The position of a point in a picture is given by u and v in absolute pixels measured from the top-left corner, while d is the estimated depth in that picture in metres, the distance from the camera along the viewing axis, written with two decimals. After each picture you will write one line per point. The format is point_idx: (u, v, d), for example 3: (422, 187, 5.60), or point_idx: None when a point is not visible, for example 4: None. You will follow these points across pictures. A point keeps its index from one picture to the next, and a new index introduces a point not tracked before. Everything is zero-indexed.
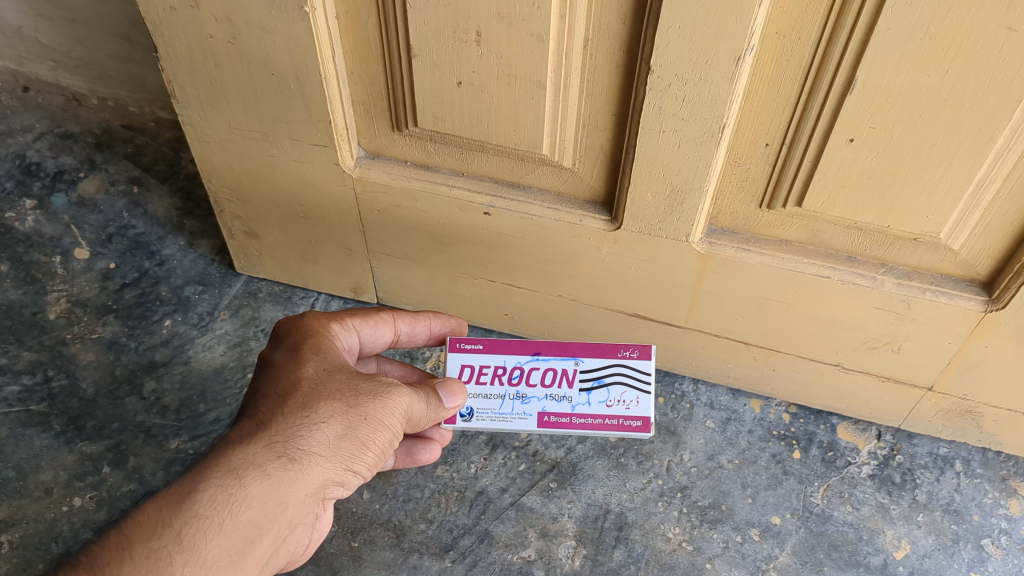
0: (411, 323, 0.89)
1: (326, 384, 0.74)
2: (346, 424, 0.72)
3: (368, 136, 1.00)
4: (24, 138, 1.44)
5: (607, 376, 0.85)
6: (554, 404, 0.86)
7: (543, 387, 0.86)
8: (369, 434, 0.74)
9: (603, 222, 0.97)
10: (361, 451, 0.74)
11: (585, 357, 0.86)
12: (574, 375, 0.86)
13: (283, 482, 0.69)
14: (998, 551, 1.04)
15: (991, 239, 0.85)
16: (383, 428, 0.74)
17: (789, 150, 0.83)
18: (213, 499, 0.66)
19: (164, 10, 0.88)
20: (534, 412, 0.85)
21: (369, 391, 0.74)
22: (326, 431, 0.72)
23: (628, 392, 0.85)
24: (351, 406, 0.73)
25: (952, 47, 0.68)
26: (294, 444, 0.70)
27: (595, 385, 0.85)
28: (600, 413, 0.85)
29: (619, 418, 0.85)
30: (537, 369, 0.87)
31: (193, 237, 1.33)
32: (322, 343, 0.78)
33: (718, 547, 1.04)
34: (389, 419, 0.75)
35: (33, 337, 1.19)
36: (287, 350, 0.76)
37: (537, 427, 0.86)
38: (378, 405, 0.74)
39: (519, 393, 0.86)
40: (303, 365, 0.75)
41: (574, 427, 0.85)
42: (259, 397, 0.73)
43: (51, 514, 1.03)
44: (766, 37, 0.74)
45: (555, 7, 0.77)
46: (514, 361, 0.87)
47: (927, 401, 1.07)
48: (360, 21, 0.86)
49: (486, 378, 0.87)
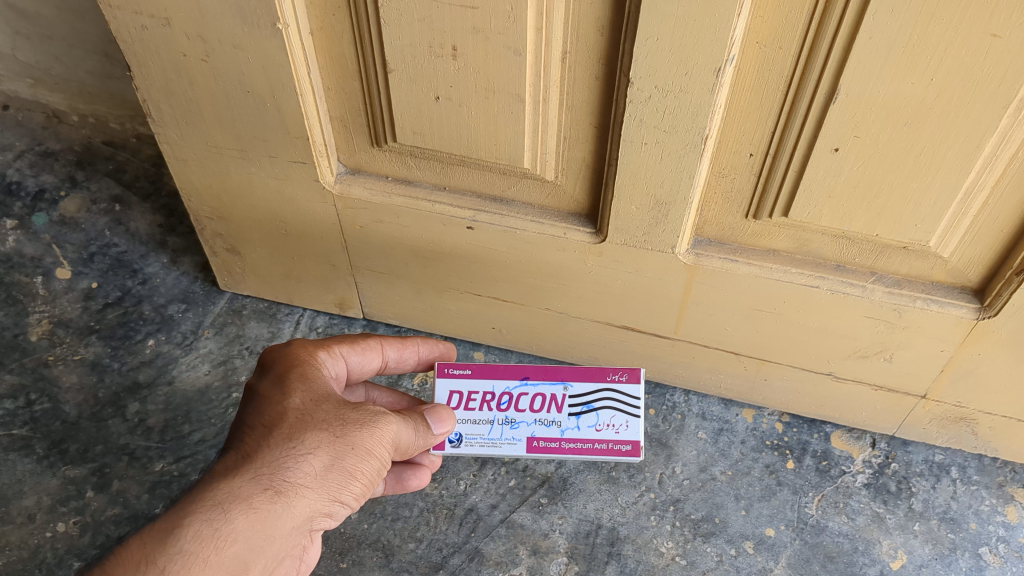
0: (398, 348, 0.87)
1: (313, 414, 0.72)
2: (333, 455, 0.71)
3: (348, 152, 0.99)
4: (5, 157, 1.42)
5: (596, 401, 0.84)
6: (543, 429, 0.84)
7: (531, 412, 0.85)
8: (357, 464, 0.72)
9: (588, 234, 0.96)
10: (348, 481, 0.72)
11: (573, 382, 0.85)
12: (562, 400, 0.85)
13: (270, 515, 0.68)
14: (996, 560, 1.02)
15: (982, 246, 0.83)
16: (371, 457, 0.73)
17: (774, 160, 0.82)
18: (197, 534, 0.64)
19: (136, 29, 0.86)
20: (523, 438, 0.84)
21: (356, 420, 0.73)
22: (313, 462, 0.70)
23: (617, 416, 0.83)
24: (338, 437, 0.71)
25: (936, 54, 0.67)
26: (280, 476, 0.69)
27: (584, 409, 0.84)
28: (589, 437, 0.83)
29: (609, 442, 0.83)
30: (525, 394, 0.85)
31: (176, 254, 1.32)
32: (309, 372, 0.76)
33: (712, 560, 1.03)
34: (377, 448, 0.73)
35: (15, 359, 1.18)
36: (273, 380, 0.75)
37: (527, 453, 0.84)
38: (365, 434, 0.72)
39: (508, 418, 0.85)
40: (289, 396, 0.73)
41: (563, 452, 0.83)
42: (245, 428, 0.72)
43: (35, 541, 1.01)
44: (746, 46, 0.73)
45: (531, 20, 0.75)
46: (502, 386, 0.85)
47: (921, 409, 1.05)
48: (335, 37, 0.85)
49: (474, 404, 0.85)
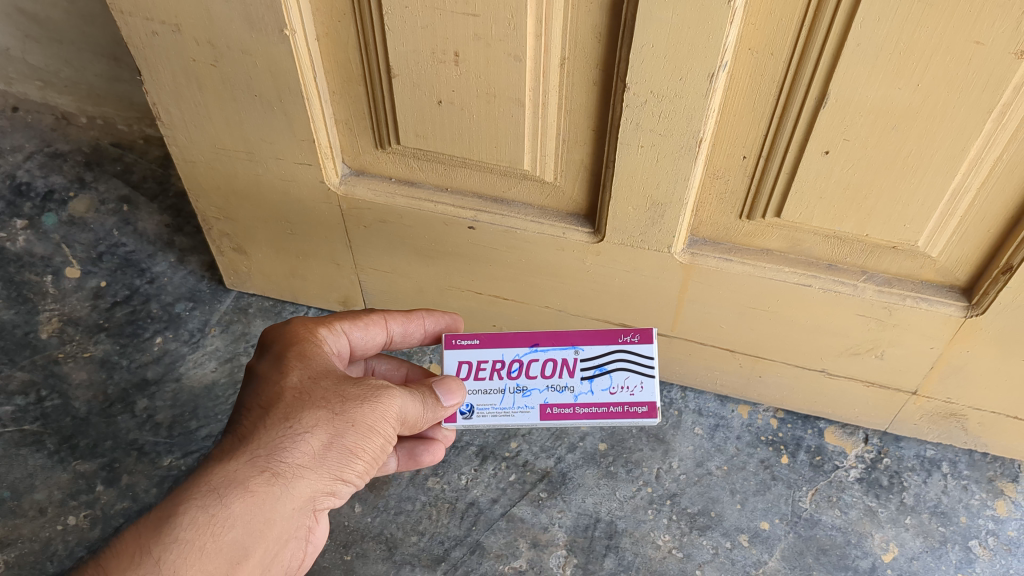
0: (403, 322, 0.89)
1: (311, 392, 0.74)
2: (333, 433, 0.73)
3: (352, 154, 1.01)
4: (15, 158, 1.44)
5: (609, 363, 0.84)
6: (556, 395, 0.84)
7: (543, 379, 0.85)
8: (357, 441, 0.74)
9: (586, 234, 0.98)
10: (349, 459, 0.74)
11: (585, 345, 0.84)
12: (573, 365, 0.84)
13: (268, 497, 0.70)
14: (986, 553, 1.05)
15: (969, 246, 0.86)
16: (372, 434, 0.75)
17: (767, 162, 0.84)
18: (194, 521, 0.66)
19: (147, 34, 0.89)
20: (536, 407, 0.84)
21: (356, 397, 0.75)
22: (311, 442, 0.72)
23: (631, 377, 0.83)
24: (337, 415, 0.73)
25: (923, 60, 0.69)
26: (277, 457, 0.71)
27: (597, 372, 0.83)
28: (603, 401, 0.83)
29: (624, 405, 0.83)
30: (536, 360, 0.85)
31: (183, 253, 1.34)
32: (308, 349, 0.78)
33: (707, 553, 1.05)
34: (377, 425, 0.75)
35: (25, 357, 1.20)
36: (272, 360, 0.77)
37: (541, 420, 0.84)
38: (366, 411, 0.74)
39: (519, 386, 0.85)
40: (287, 375, 0.75)
41: (578, 417, 0.83)
42: (244, 409, 0.74)
43: (46, 534, 1.04)
44: (738, 53, 0.75)
45: (531, 27, 0.78)
46: (512, 354, 0.85)
47: (912, 405, 1.08)
48: (341, 42, 0.87)
49: (485, 374, 0.85)
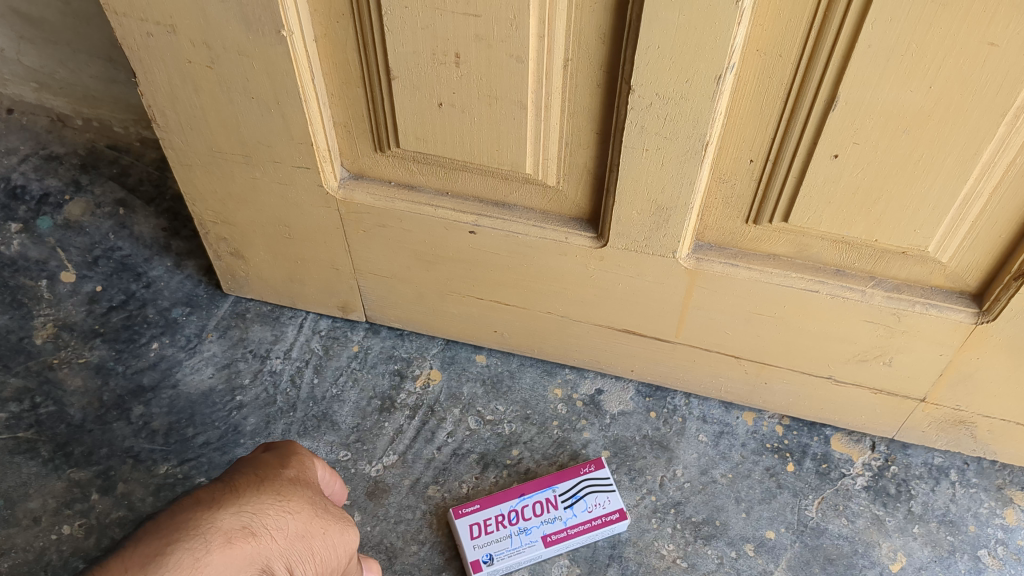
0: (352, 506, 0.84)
1: (300, 485, 0.67)
2: (307, 530, 0.64)
3: (351, 157, 0.99)
4: (10, 161, 1.43)
5: (580, 491, 1.04)
6: (551, 525, 1.02)
7: (537, 517, 1.02)
8: (321, 549, 0.64)
9: (590, 239, 0.96)
10: (308, 564, 0.63)
11: (557, 483, 1.04)
12: (555, 501, 1.03)
13: (245, 558, 0.57)
14: (995, 562, 1.03)
15: (980, 251, 0.84)
16: (330, 553, 0.65)
17: (774, 167, 0.82)
18: (179, 563, 0.52)
19: (141, 35, 0.87)
20: (538, 539, 1.01)
21: (334, 513, 0.68)
22: (290, 521, 0.62)
23: (600, 495, 1.04)
24: (315, 515, 0.65)
25: (936, 61, 0.67)
26: (259, 519, 0.60)
27: (574, 500, 1.04)
28: (586, 518, 1.03)
29: (602, 517, 1.03)
30: (527, 506, 1.03)
31: (180, 257, 1.33)
32: (306, 460, 0.73)
33: (712, 563, 1.03)
34: (333, 552, 0.66)
35: (20, 362, 1.18)
36: (262, 457, 0.70)
37: (546, 547, 1.01)
38: (336, 529, 0.67)
39: (521, 528, 1.01)
40: (283, 467, 0.69)
41: (572, 537, 1.02)
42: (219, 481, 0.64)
43: (40, 543, 1.02)
44: (746, 55, 0.74)
45: (533, 28, 0.76)
46: (507, 506, 1.02)
47: (920, 412, 1.06)
48: (339, 44, 0.85)
49: (492, 528, 1.01)
